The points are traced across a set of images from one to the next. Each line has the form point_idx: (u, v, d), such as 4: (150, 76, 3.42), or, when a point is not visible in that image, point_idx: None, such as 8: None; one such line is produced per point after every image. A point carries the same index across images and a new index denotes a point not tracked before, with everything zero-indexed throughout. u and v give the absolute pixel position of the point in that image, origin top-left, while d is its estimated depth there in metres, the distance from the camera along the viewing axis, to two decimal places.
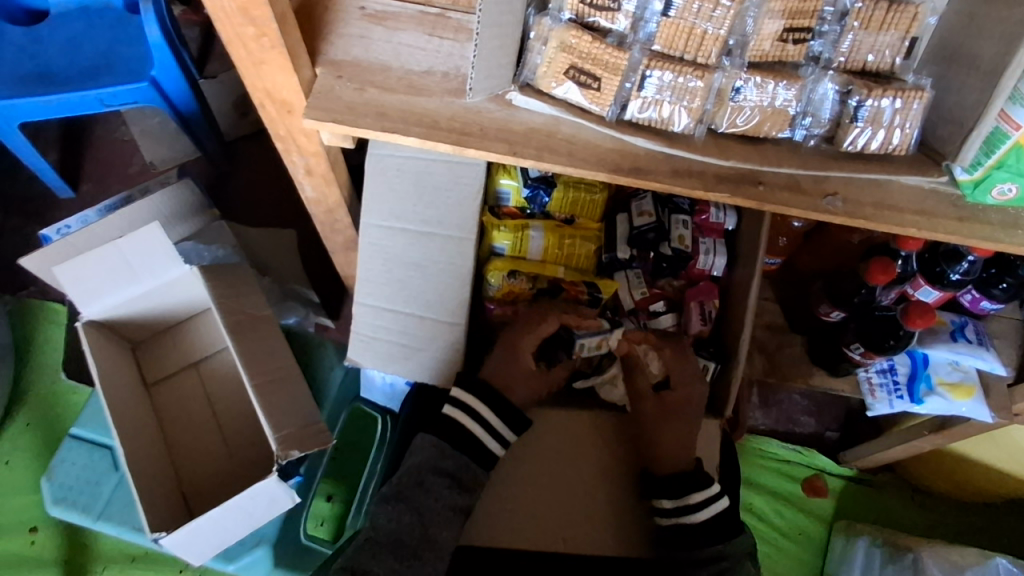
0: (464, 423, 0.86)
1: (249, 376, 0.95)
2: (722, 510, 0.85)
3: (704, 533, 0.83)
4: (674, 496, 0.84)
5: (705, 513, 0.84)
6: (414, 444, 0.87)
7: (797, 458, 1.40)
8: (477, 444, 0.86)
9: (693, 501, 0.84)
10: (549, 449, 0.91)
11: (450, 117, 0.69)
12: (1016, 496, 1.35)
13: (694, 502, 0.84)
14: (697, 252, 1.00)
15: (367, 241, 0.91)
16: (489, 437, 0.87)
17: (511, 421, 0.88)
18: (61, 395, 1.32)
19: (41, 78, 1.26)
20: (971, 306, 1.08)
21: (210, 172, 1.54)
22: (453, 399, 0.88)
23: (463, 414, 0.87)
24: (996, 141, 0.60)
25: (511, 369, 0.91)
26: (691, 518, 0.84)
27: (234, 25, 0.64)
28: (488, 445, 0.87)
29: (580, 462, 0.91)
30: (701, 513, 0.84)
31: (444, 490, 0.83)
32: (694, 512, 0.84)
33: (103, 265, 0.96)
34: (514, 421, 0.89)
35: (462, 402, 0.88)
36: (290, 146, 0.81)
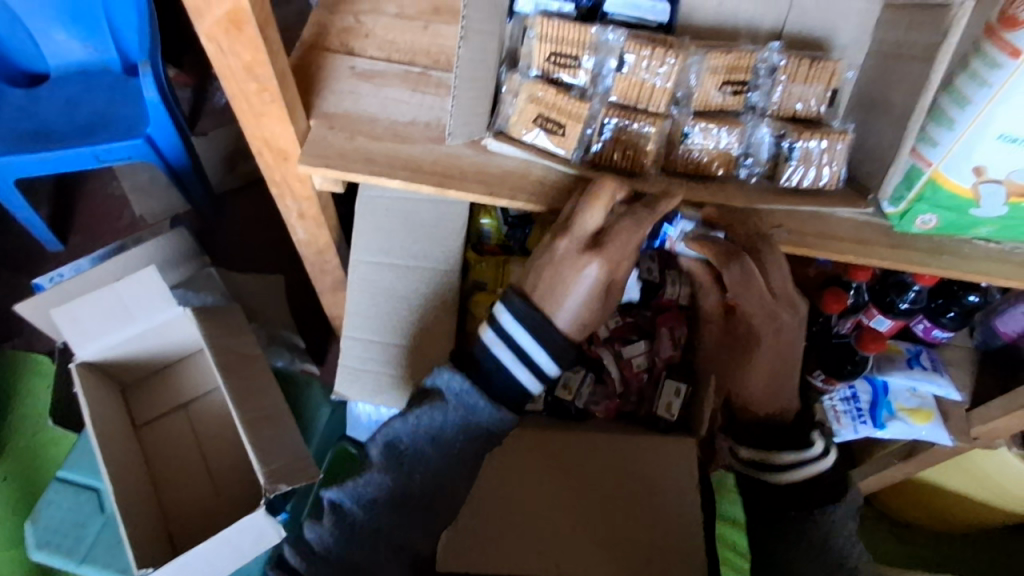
0: (502, 362, 0.72)
1: (240, 413, 0.98)
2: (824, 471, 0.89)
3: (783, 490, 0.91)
4: (754, 449, 0.91)
5: (797, 474, 0.89)
6: (433, 379, 0.74)
7: None
8: (514, 387, 0.72)
9: (778, 459, 0.90)
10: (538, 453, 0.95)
11: (433, 161, 0.76)
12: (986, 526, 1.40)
13: (781, 461, 0.90)
14: (664, 282, 1.06)
15: (356, 277, 0.96)
16: (529, 376, 0.72)
17: None
18: (43, 445, 1.33)
19: (40, 136, 1.33)
20: (925, 336, 1.18)
21: (200, 223, 1.60)
22: (493, 325, 0.73)
23: (499, 345, 0.72)
24: (915, 176, 0.70)
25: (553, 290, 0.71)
26: (781, 478, 0.89)
27: (238, 82, 0.71)
28: (523, 386, 0.72)
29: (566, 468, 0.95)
30: (791, 473, 0.89)
31: (461, 439, 0.72)
32: (781, 471, 0.90)
33: (101, 306, 1.02)
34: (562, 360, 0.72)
35: (506, 332, 0.72)
36: (284, 191, 0.88)
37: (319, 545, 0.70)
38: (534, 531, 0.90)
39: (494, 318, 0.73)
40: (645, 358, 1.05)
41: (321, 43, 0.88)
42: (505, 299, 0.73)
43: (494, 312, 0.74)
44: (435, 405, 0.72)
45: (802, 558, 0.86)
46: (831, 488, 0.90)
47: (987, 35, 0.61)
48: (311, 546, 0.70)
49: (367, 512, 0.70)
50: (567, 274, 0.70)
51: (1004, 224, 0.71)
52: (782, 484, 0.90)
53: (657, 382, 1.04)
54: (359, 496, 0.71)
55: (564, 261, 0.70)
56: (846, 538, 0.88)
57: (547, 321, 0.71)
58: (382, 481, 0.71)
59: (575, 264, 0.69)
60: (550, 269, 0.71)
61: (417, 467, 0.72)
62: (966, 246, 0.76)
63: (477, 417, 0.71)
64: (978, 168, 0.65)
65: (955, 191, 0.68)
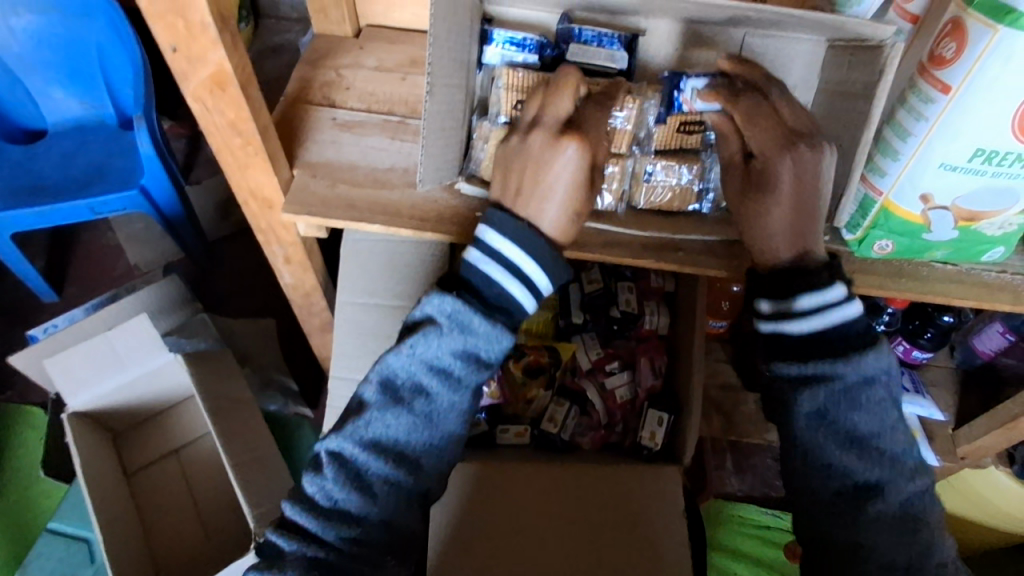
0: (493, 279, 0.67)
1: (229, 456, 0.99)
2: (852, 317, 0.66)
3: (809, 344, 0.67)
4: (775, 298, 0.68)
5: (817, 320, 0.66)
6: (422, 308, 0.68)
7: (778, 523, 1.28)
8: (510, 303, 0.67)
9: (798, 307, 0.67)
10: (523, 483, 0.96)
11: (411, 206, 0.80)
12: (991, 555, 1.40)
13: (799, 309, 0.67)
14: (643, 314, 1.09)
15: (342, 317, 0.99)
16: (524, 294, 0.68)
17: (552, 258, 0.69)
18: (35, 497, 1.33)
19: (37, 191, 1.37)
20: (905, 357, 1.20)
21: (192, 269, 1.63)
22: (477, 244, 0.68)
23: (489, 263, 0.68)
24: (868, 205, 0.74)
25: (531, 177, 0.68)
26: (788, 327, 0.67)
27: (222, 137, 0.75)
28: (518, 303, 0.68)
29: (552, 501, 0.95)
30: (805, 322, 0.66)
31: (461, 371, 0.67)
32: (796, 318, 0.67)
33: (93, 355, 1.04)
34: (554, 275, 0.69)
35: (492, 250, 0.68)
36: (269, 238, 0.91)
37: (324, 499, 0.66)
38: (536, 544, 0.93)
39: (477, 236, 0.69)
40: (627, 389, 1.07)
41: (304, 96, 0.92)
42: (487, 219, 0.69)
43: (477, 232, 0.69)
44: (429, 331, 0.67)
45: (817, 430, 0.67)
46: (863, 335, 0.67)
47: (919, 73, 0.66)
48: (313, 498, 0.66)
49: (372, 455, 0.66)
50: (545, 161, 0.67)
51: (957, 247, 0.75)
52: (801, 336, 0.67)
53: (640, 412, 1.06)
54: (361, 438, 0.67)
55: (540, 149, 0.67)
56: (882, 401, 0.66)
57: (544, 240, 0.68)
58: (384, 422, 0.67)
59: (552, 146, 0.67)
60: (528, 165, 0.68)
61: (418, 402, 0.68)
62: (926, 268, 0.79)
63: (476, 343, 0.66)
64: (925, 195, 0.69)
65: (907, 217, 0.72)
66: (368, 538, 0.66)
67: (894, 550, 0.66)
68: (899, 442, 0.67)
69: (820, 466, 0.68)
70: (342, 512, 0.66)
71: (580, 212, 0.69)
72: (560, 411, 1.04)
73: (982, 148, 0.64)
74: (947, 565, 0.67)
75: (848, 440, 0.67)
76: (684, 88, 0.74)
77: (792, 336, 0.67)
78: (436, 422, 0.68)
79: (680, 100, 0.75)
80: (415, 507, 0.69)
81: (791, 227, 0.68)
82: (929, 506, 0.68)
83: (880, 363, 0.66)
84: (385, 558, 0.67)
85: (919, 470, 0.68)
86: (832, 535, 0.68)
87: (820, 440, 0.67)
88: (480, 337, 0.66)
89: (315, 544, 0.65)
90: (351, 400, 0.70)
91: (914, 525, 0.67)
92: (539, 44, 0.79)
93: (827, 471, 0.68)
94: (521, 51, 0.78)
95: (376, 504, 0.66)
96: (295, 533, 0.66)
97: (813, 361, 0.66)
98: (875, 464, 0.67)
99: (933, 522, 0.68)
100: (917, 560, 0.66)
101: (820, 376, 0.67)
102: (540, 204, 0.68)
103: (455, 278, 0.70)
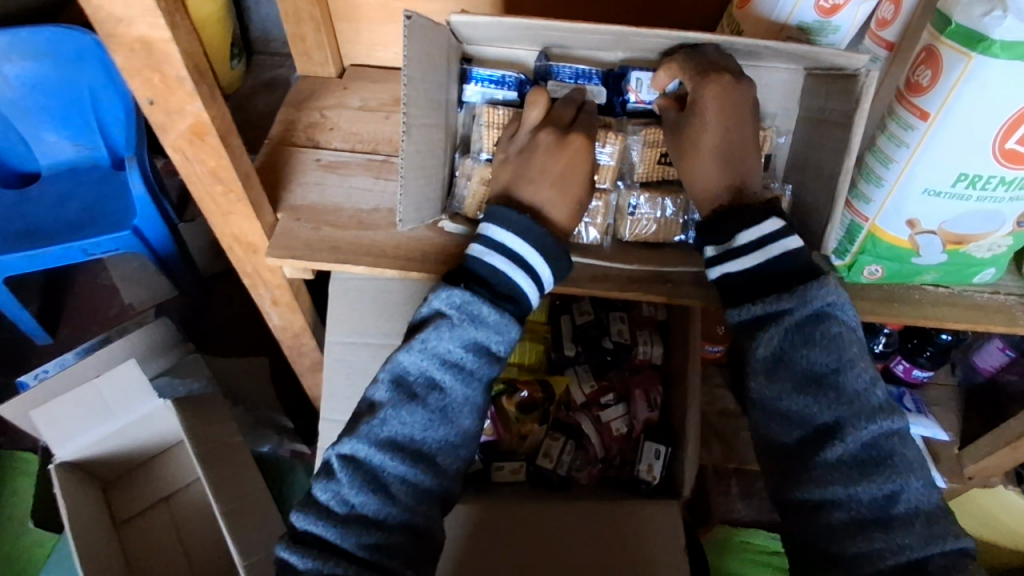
0: (499, 270, 0.68)
1: (220, 503, 0.97)
2: (789, 249, 0.66)
3: (753, 281, 0.67)
4: (719, 242, 0.70)
5: (756, 256, 0.67)
6: (430, 304, 0.68)
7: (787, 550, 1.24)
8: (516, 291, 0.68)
9: (739, 243, 0.68)
10: (521, 530, 0.94)
11: (395, 246, 0.80)
12: None
13: (739, 245, 0.68)
14: (636, 343, 1.08)
15: (332, 358, 0.98)
16: (530, 284, 0.69)
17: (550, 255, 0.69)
18: (25, 547, 1.30)
19: (28, 236, 1.37)
20: (905, 376, 1.19)
21: (185, 308, 1.62)
22: (481, 240, 0.70)
23: (492, 258, 0.68)
24: (855, 231, 0.73)
25: (544, 173, 0.71)
26: (732, 265, 0.68)
27: (204, 185, 0.74)
28: (524, 294, 0.69)
29: (553, 548, 0.93)
30: (746, 258, 0.67)
31: (471, 361, 0.66)
32: (739, 257, 0.68)
33: (80, 402, 1.02)
34: (556, 263, 0.70)
35: (496, 243, 0.69)
36: (256, 281, 0.90)
37: (340, 504, 0.64)
38: None
39: (482, 232, 0.70)
40: (623, 421, 1.06)
41: (288, 138, 0.92)
42: (490, 216, 0.70)
43: (482, 230, 0.70)
44: (440, 326, 0.66)
45: (772, 377, 0.66)
46: (805, 268, 0.67)
47: (897, 100, 0.66)
48: (328, 505, 0.64)
49: (389, 454, 0.65)
50: (550, 163, 0.71)
51: (946, 270, 0.74)
52: (745, 272, 0.68)
53: (637, 445, 1.04)
54: (377, 437, 0.65)
55: (551, 146, 0.71)
56: (835, 334, 0.64)
57: (543, 230, 0.69)
58: (398, 419, 0.65)
59: (564, 143, 0.71)
60: (539, 160, 0.71)
61: (431, 397, 0.66)
62: (916, 292, 0.78)
63: (485, 332, 0.66)
64: (911, 220, 0.68)
65: (894, 242, 0.71)
66: (388, 543, 0.63)
67: (859, 487, 0.61)
68: (860, 376, 0.63)
69: (779, 414, 0.65)
70: (360, 517, 0.64)
71: (580, 204, 0.73)
72: (555, 446, 1.03)
73: (965, 173, 0.63)
74: (925, 510, 0.61)
75: (805, 380, 0.64)
76: (628, 80, 0.78)
77: (735, 275, 0.68)
78: (450, 416, 0.66)
79: (625, 92, 0.79)
80: (434, 509, 0.67)
81: (723, 164, 0.70)
82: (901, 448, 0.63)
83: (828, 295, 0.65)
84: (405, 571, 0.64)
85: (886, 410, 0.63)
86: (798, 490, 0.64)
87: (773, 389, 0.65)
88: (490, 328, 0.66)
89: (334, 557, 0.62)
90: (361, 402, 0.68)
91: (882, 469, 0.61)
92: (519, 82, 0.80)
93: (784, 418, 0.65)
94: (500, 89, 0.79)
95: (395, 506, 0.64)
96: (311, 548, 0.62)
97: (760, 301, 0.66)
98: (832, 403, 0.63)
99: (905, 465, 0.62)
100: (880, 502, 0.61)
101: (769, 317, 0.66)
102: (543, 198, 0.71)
103: (461, 271, 0.70)
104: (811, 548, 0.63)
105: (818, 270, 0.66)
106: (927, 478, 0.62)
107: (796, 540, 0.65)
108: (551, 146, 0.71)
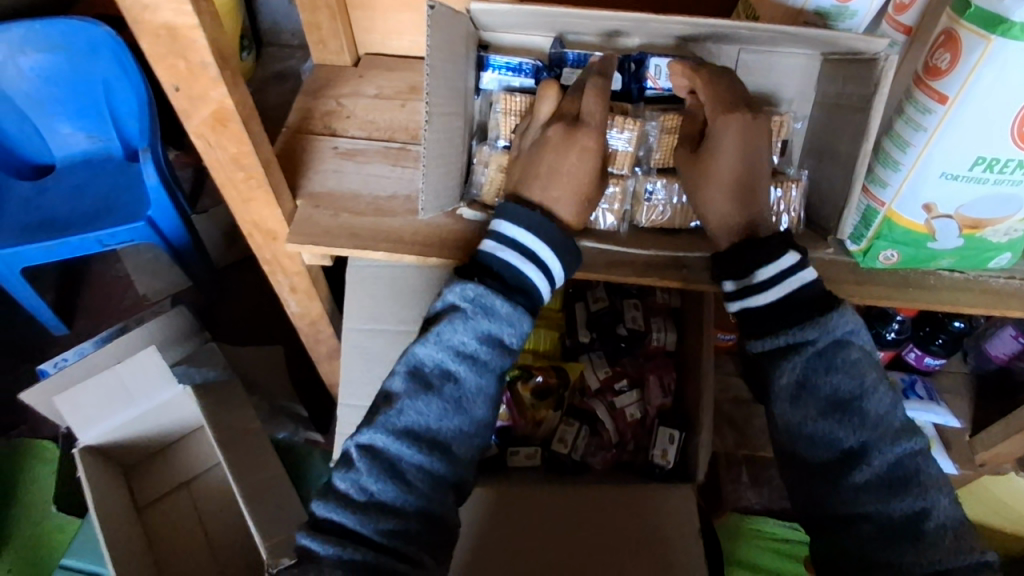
0: (510, 264, 0.69)
1: (240, 487, 0.99)
2: (805, 282, 0.68)
3: (774, 315, 0.68)
4: (737, 275, 0.70)
5: (778, 291, 0.68)
6: (444, 299, 0.70)
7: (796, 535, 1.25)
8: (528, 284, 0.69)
9: (760, 279, 0.69)
10: (532, 520, 0.94)
11: (413, 232, 0.81)
12: None
13: (760, 281, 0.69)
14: (650, 330, 1.09)
15: (350, 345, 0.99)
16: (539, 276, 0.70)
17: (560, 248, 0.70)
18: (48, 532, 1.33)
19: (47, 226, 1.39)
20: (917, 364, 1.19)
21: (200, 298, 1.64)
22: (493, 235, 0.71)
23: (502, 253, 0.70)
24: (871, 216, 0.73)
25: (552, 171, 0.71)
26: (755, 300, 0.69)
27: (226, 172, 0.76)
28: (534, 286, 0.70)
29: (567, 535, 0.93)
30: (768, 294, 0.68)
31: (484, 353, 0.68)
32: (761, 292, 0.68)
33: (101, 389, 1.04)
34: (567, 257, 0.71)
35: (508, 239, 0.70)
36: (274, 268, 0.92)
37: (359, 493, 0.65)
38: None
39: (493, 228, 0.71)
40: (637, 407, 1.07)
41: (305, 127, 0.93)
42: (501, 211, 0.71)
43: (493, 226, 0.71)
44: (453, 318, 0.68)
45: (796, 403, 0.68)
46: (823, 297, 0.69)
47: (915, 84, 0.66)
48: (346, 493, 0.65)
49: (405, 444, 0.66)
50: (561, 154, 0.71)
51: (962, 256, 0.74)
52: (766, 306, 0.68)
53: (651, 430, 1.06)
54: (393, 426, 0.67)
55: (557, 144, 0.72)
56: (854, 360, 0.67)
57: (554, 225, 0.70)
58: (414, 409, 0.67)
59: (569, 141, 0.71)
60: (546, 158, 0.72)
61: (446, 387, 0.67)
62: (932, 277, 0.79)
63: (497, 323, 0.68)
64: (928, 204, 0.69)
65: (911, 227, 0.71)
66: (404, 530, 0.65)
67: (890, 505, 0.64)
68: (881, 400, 0.67)
69: (803, 435, 0.68)
70: (378, 504, 0.65)
71: (586, 199, 0.73)
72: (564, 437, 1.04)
73: (982, 156, 0.64)
74: (955, 526, 0.64)
75: (829, 405, 0.67)
76: (649, 67, 0.79)
77: (758, 309, 0.69)
78: (465, 408, 0.68)
79: (645, 79, 0.80)
80: (448, 497, 0.68)
81: (731, 192, 0.71)
82: (927, 466, 0.66)
83: (846, 324, 0.68)
84: (422, 557, 0.65)
85: (908, 430, 0.67)
86: (830, 506, 0.67)
87: (796, 414, 0.68)
88: (501, 321, 0.68)
89: (352, 544, 0.63)
90: (378, 393, 0.70)
91: (911, 487, 0.65)
92: (535, 69, 0.81)
93: (810, 440, 0.68)
94: (518, 76, 0.80)
95: (411, 493, 0.65)
96: (330, 534, 0.64)
97: (784, 333, 0.68)
98: (858, 429, 0.66)
99: (933, 483, 0.65)
100: (913, 517, 0.64)
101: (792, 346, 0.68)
102: (551, 196, 0.72)
103: (474, 265, 0.71)
104: (842, 557, 0.66)
105: (835, 301, 0.68)
106: (951, 494, 0.66)
107: (823, 550, 0.68)
108: (558, 145, 0.72)
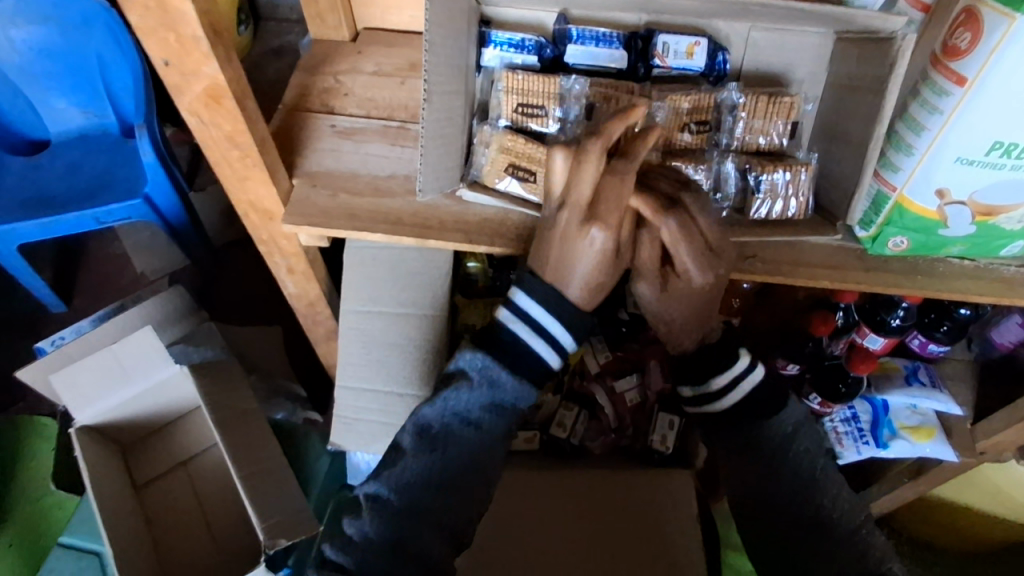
0: (519, 338, 0.74)
1: (237, 468, 0.98)
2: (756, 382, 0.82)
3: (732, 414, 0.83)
4: (694, 384, 0.84)
5: (736, 394, 0.82)
6: (456, 363, 0.78)
7: None
8: (536, 360, 0.74)
9: (715, 386, 0.83)
10: (537, 509, 0.94)
11: (413, 214, 0.79)
12: (1013, 541, 1.37)
13: (717, 388, 0.82)
14: None
15: (346, 327, 0.98)
16: (546, 351, 0.75)
17: (575, 329, 0.74)
18: (49, 508, 1.33)
19: (42, 203, 1.37)
20: (920, 351, 1.18)
21: (199, 277, 1.63)
22: (511, 306, 0.75)
23: (516, 322, 0.75)
24: (881, 201, 0.72)
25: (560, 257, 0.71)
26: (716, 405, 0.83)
27: (220, 150, 0.74)
28: (543, 359, 0.75)
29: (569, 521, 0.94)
30: (726, 398, 0.82)
31: (488, 419, 0.75)
32: (720, 397, 0.83)
33: (98, 369, 1.03)
34: (574, 331, 0.75)
35: (522, 312, 0.74)
36: (271, 249, 0.90)
37: (360, 538, 0.72)
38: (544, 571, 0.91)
39: (511, 299, 0.75)
40: (637, 392, 1.04)
41: (302, 104, 0.91)
42: (520, 283, 0.74)
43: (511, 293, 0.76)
44: (461, 386, 0.75)
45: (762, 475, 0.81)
46: (772, 395, 0.84)
47: (932, 66, 0.64)
48: (352, 536, 0.72)
49: (406, 496, 0.72)
50: (572, 243, 0.70)
51: (973, 243, 0.72)
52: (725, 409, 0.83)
53: (650, 415, 1.05)
54: (397, 481, 0.73)
55: (568, 233, 0.70)
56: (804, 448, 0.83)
57: (565, 299, 0.73)
58: (417, 467, 0.73)
59: (580, 233, 0.69)
60: (558, 242, 0.71)
61: (449, 447, 0.74)
62: (941, 264, 0.77)
63: (503, 393, 0.75)
64: (941, 190, 0.67)
65: (922, 213, 0.69)
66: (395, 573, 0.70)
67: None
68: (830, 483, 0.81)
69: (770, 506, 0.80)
70: (374, 548, 0.70)
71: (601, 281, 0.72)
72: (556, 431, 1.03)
73: (1000, 141, 0.62)
74: None
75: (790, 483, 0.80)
76: (656, 44, 0.77)
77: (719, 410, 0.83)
78: (466, 466, 0.74)
79: (653, 57, 0.78)
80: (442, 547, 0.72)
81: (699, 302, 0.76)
82: (872, 545, 0.76)
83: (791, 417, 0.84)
84: None
85: (854, 512, 0.79)
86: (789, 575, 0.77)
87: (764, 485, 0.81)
88: (507, 390, 0.75)
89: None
90: (390, 447, 0.77)
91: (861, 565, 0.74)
92: (538, 45, 0.78)
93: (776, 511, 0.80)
94: (520, 52, 0.78)
95: (406, 541, 0.71)
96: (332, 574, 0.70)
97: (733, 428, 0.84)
98: (813, 506, 0.79)
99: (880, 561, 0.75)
100: None
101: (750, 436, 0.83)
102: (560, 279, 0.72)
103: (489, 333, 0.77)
104: None
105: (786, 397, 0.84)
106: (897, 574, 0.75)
107: None
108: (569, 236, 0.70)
